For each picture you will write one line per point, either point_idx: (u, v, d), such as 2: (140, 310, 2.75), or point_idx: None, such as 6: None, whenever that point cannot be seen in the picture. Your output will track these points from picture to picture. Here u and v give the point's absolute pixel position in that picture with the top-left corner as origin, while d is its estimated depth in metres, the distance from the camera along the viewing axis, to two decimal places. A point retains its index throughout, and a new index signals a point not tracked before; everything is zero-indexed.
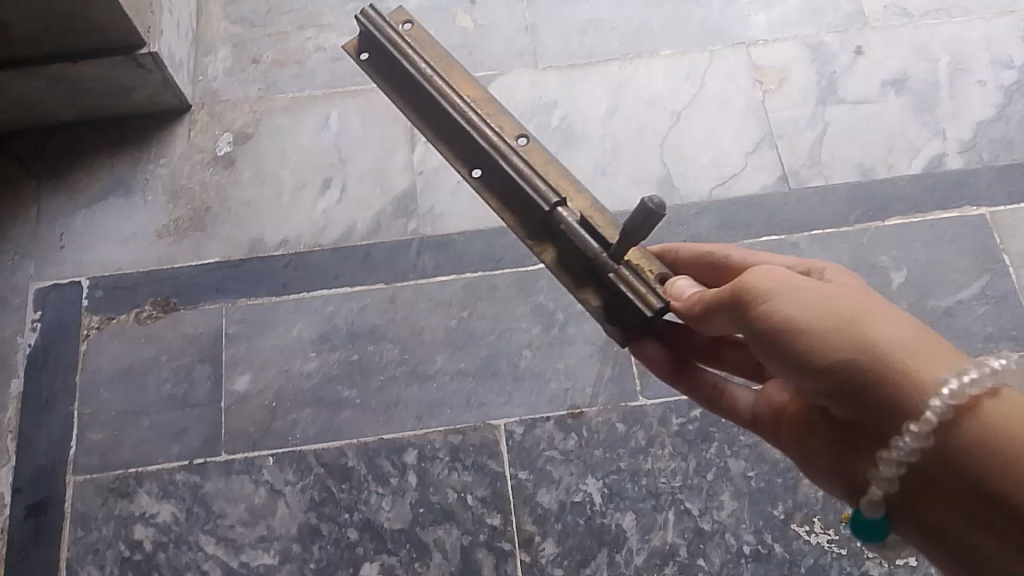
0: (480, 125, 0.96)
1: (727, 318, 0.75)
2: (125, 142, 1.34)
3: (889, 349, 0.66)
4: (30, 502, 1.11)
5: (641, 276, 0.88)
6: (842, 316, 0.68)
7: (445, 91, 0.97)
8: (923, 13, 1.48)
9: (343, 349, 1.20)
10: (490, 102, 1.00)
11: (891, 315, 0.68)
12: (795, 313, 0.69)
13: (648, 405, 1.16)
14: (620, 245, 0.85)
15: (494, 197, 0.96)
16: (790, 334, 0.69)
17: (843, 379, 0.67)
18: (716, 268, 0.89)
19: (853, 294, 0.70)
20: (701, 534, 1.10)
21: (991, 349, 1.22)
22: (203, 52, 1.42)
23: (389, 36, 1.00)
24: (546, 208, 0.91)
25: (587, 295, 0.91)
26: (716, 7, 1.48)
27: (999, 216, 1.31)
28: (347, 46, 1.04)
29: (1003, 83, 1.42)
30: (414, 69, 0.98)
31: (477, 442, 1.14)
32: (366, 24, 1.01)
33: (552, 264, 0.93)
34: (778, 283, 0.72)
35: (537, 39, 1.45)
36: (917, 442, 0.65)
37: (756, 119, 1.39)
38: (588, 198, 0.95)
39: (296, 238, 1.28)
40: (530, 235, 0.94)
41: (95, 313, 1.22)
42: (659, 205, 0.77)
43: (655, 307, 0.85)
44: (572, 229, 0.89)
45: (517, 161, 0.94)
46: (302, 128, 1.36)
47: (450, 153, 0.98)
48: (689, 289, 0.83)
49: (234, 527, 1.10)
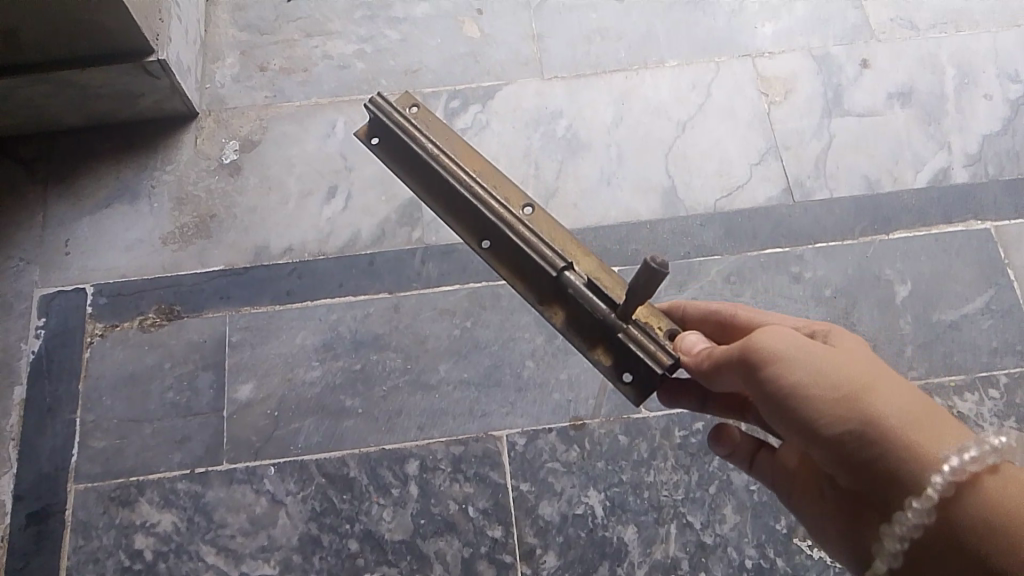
0: (486, 198, 0.96)
1: (733, 375, 0.73)
2: (131, 149, 1.34)
3: (895, 422, 0.66)
4: (31, 510, 1.10)
5: (650, 333, 0.87)
6: (850, 383, 0.68)
7: (452, 167, 0.99)
8: (929, 24, 1.48)
9: (346, 357, 1.19)
10: (497, 175, 1.01)
11: (897, 385, 0.68)
12: (804, 377, 0.69)
13: (651, 417, 1.15)
14: (627, 304, 0.85)
15: (506, 266, 0.95)
16: (797, 398, 0.68)
17: (848, 448, 0.67)
18: (721, 325, 0.88)
19: (860, 362, 0.70)
20: (703, 547, 1.09)
21: (997, 363, 1.21)
22: (210, 58, 1.42)
23: (396, 118, 1.02)
24: (553, 273, 0.91)
25: (599, 356, 0.90)
26: (722, 17, 1.48)
27: (1004, 229, 1.31)
28: (358, 131, 1.05)
29: (1009, 96, 1.42)
30: (422, 151, 1.00)
31: (479, 453, 1.14)
32: (374, 110, 1.04)
33: (564, 326, 0.92)
34: (788, 347, 0.70)
35: (543, 48, 1.45)
36: (919, 518, 0.65)
37: (761, 130, 1.38)
38: (595, 260, 0.94)
39: (300, 246, 1.28)
40: (540, 300, 0.93)
41: (99, 320, 1.21)
42: (662, 265, 0.75)
43: (666, 364, 0.84)
44: (581, 292, 0.89)
45: (525, 231, 0.94)
46: (307, 136, 1.36)
47: (459, 226, 0.98)
48: (700, 344, 0.81)
49: (235, 536, 1.10)
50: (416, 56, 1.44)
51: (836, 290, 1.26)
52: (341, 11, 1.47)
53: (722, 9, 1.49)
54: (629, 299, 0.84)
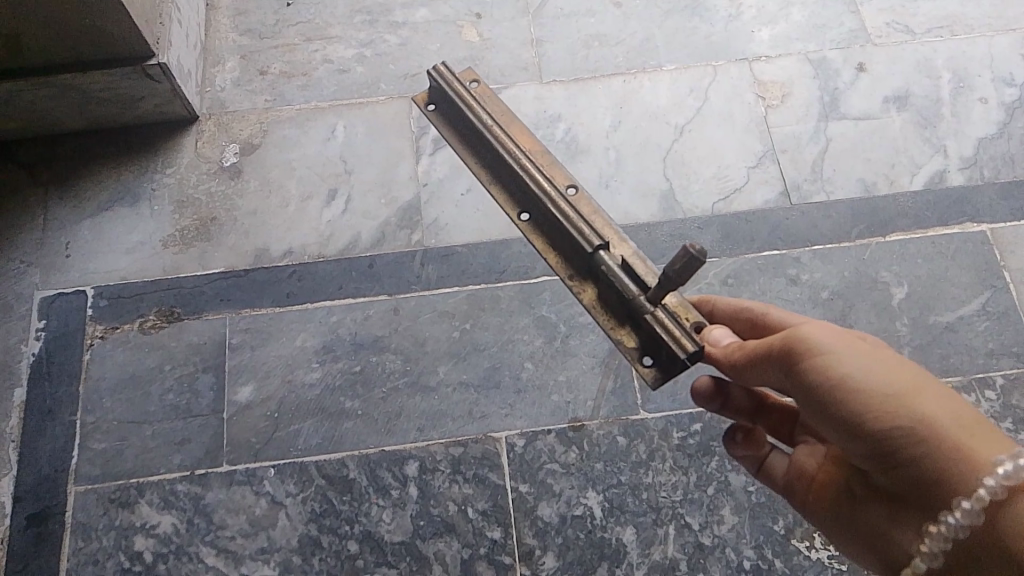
0: (533, 172, 0.96)
1: (772, 369, 0.73)
2: (133, 152, 1.35)
3: (945, 423, 0.67)
4: (30, 512, 1.10)
5: (677, 319, 0.85)
6: (898, 381, 0.69)
7: (502, 140, 0.99)
8: (925, 30, 1.49)
9: (346, 359, 1.20)
10: (547, 154, 1.00)
11: (944, 391, 0.70)
12: (851, 372, 0.69)
13: (649, 419, 1.16)
14: (659, 288, 0.84)
15: (542, 240, 0.96)
16: (845, 392, 0.69)
17: (895, 444, 0.68)
18: (753, 323, 0.87)
19: (908, 365, 0.71)
20: (701, 548, 1.10)
21: (994, 365, 1.21)
22: (210, 62, 1.43)
23: (456, 89, 1.03)
24: (588, 250, 0.90)
25: (624, 337, 0.89)
26: (720, 22, 1.50)
27: (1000, 232, 1.31)
28: (417, 96, 1.07)
29: (1005, 100, 1.43)
30: (477, 119, 1.01)
31: (478, 454, 1.14)
32: (436, 78, 1.05)
33: (591, 303, 0.91)
34: (835, 342, 0.71)
35: (542, 53, 1.46)
36: (968, 519, 0.66)
37: (758, 134, 1.39)
38: (632, 247, 0.93)
39: (300, 248, 1.28)
40: (573, 276, 0.93)
41: (99, 322, 1.22)
42: (700, 253, 0.76)
43: (688, 350, 0.82)
44: (612, 272, 0.88)
45: (565, 208, 0.94)
46: (308, 139, 1.37)
47: (502, 197, 0.99)
48: (727, 338, 0.82)
49: (235, 538, 1.10)
50: (415, 60, 1.45)
51: (832, 292, 1.26)
52: (342, 15, 1.49)
53: (720, 14, 1.51)
54: (661, 282, 0.83)
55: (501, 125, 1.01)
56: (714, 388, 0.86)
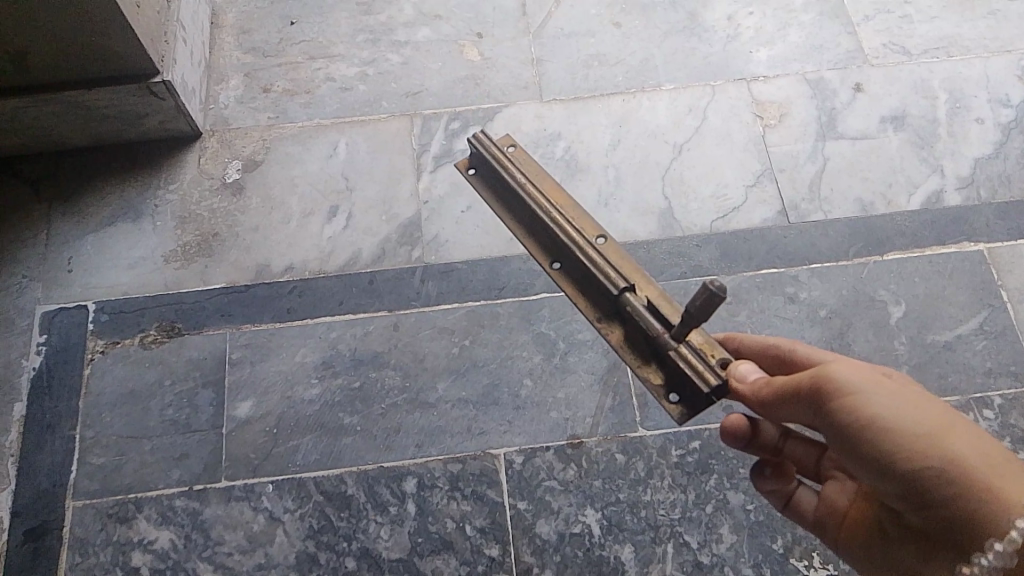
0: (561, 220, 0.98)
1: (800, 406, 0.75)
2: (137, 168, 1.36)
3: (976, 462, 0.67)
4: (27, 527, 1.10)
5: (702, 354, 0.85)
6: (927, 421, 0.69)
7: (531, 191, 1.01)
8: (922, 51, 1.51)
9: (345, 375, 1.20)
10: (578, 208, 1.01)
11: (976, 432, 0.69)
12: (878, 410, 0.70)
13: (648, 436, 1.16)
14: (682, 325, 0.84)
15: (570, 285, 0.97)
16: (873, 430, 0.70)
17: (926, 483, 0.68)
18: (781, 360, 0.87)
19: (937, 405, 0.71)
20: (700, 567, 1.09)
21: (992, 385, 1.21)
22: (214, 80, 1.45)
23: (493, 151, 1.05)
24: (614, 292, 0.91)
25: (650, 374, 0.89)
26: (718, 43, 1.51)
27: (998, 251, 1.32)
28: (458, 163, 1.09)
29: (1000, 120, 1.44)
30: (510, 177, 1.03)
31: (477, 471, 1.14)
32: (475, 145, 1.07)
33: (618, 342, 0.92)
34: (865, 381, 0.72)
35: (543, 72, 1.47)
36: (1000, 561, 0.64)
37: (757, 153, 1.41)
38: (659, 288, 0.94)
39: (302, 264, 1.29)
40: (600, 317, 0.94)
41: (100, 337, 1.22)
42: (721, 288, 0.76)
43: (712, 385, 0.82)
44: (638, 312, 0.89)
45: (592, 253, 0.95)
46: (311, 156, 1.38)
47: (532, 245, 1.01)
48: (754, 372, 0.80)
49: (232, 554, 1.10)
50: (417, 78, 1.46)
51: (830, 311, 1.27)
52: (345, 34, 1.51)
53: (717, 35, 1.52)
54: (683, 319, 0.83)
55: (533, 179, 1.03)
56: (746, 427, 0.86)
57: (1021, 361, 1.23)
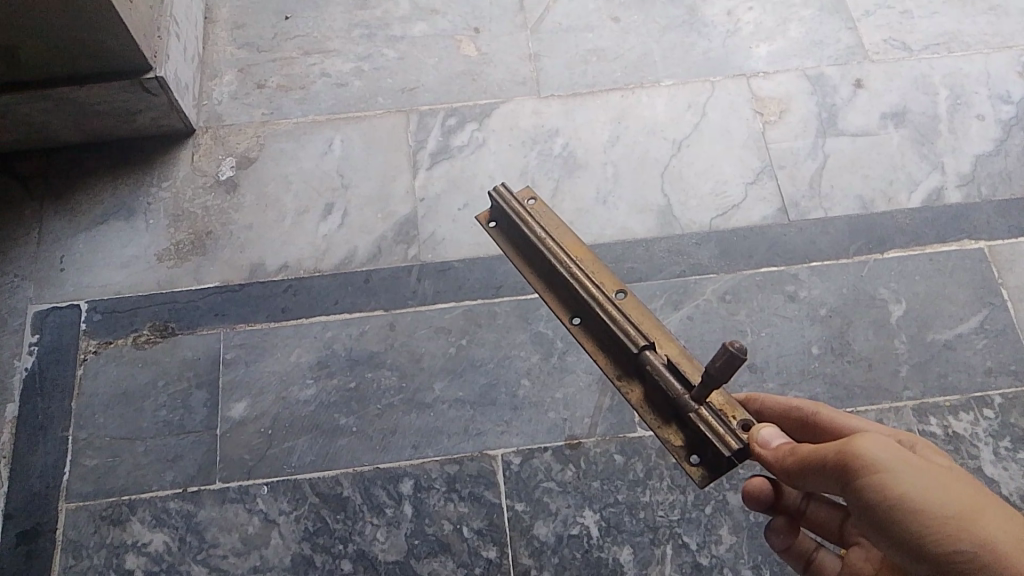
0: (581, 278, 0.93)
1: (826, 480, 0.72)
2: (130, 165, 1.34)
3: (1008, 549, 0.65)
4: (20, 529, 1.09)
5: (723, 418, 0.83)
6: (957, 502, 0.67)
7: (551, 247, 0.96)
8: (922, 46, 1.49)
9: (341, 375, 1.19)
10: (598, 263, 0.97)
11: (1006, 515, 0.68)
12: (908, 490, 0.68)
13: (646, 436, 1.15)
14: (703, 388, 0.82)
15: (590, 343, 0.93)
16: (903, 511, 0.68)
17: (957, 567, 0.67)
18: (803, 424, 0.87)
19: (966, 485, 0.69)
20: (699, 568, 1.08)
21: (992, 384, 1.20)
22: (208, 75, 1.43)
23: (512, 204, 0.99)
24: (634, 351, 0.88)
25: (671, 435, 0.87)
26: (717, 38, 1.50)
27: (998, 249, 1.31)
28: (479, 214, 1.03)
29: (1001, 116, 1.43)
30: (530, 232, 0.97)
31: (474, 472, 1.13)
32: (496, 198, 1.01)
33: (638, 402, 0.89)
34: (894, 458, 0.69)
35: (541, 67, 1.46)
36: None
37: (756, 149, 1.39)
38: (679, 346, 0.91)
39: (296, 263, 1.28)
40: (619, 375, 0.91)
41: (92, 336, 1.21)
42: (740, 350, 0.73)
43: (734, 448, 0.80)
44: (659, 372, 0.86)
45: (612, 311, 0.91)
46: (305, 153, 1.37)
47: (552, 300, 0.96)
48: (777, 439, 0.78)
49: (227, 557, 1.08)
50: (413, 75, 1.44)
51: (830, 310, 1.26)
52: (340, 29, 1.49)
53: (717, 30, 1.51)
54: (704, 381, 0.81)
55: (552, 233, 0.98)
56: (766, 491, 0.88)
57: (1021, 360, 1.22)
